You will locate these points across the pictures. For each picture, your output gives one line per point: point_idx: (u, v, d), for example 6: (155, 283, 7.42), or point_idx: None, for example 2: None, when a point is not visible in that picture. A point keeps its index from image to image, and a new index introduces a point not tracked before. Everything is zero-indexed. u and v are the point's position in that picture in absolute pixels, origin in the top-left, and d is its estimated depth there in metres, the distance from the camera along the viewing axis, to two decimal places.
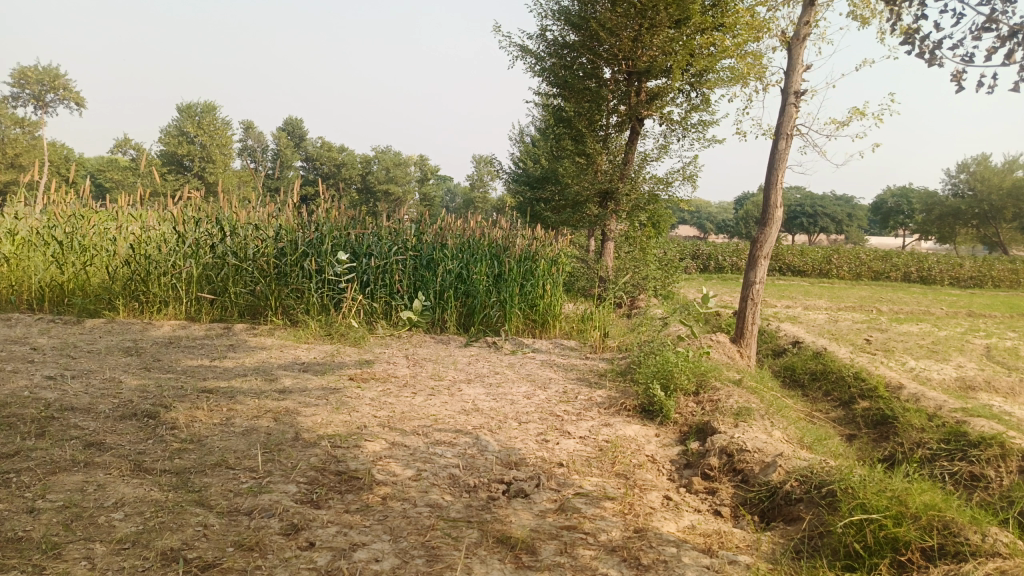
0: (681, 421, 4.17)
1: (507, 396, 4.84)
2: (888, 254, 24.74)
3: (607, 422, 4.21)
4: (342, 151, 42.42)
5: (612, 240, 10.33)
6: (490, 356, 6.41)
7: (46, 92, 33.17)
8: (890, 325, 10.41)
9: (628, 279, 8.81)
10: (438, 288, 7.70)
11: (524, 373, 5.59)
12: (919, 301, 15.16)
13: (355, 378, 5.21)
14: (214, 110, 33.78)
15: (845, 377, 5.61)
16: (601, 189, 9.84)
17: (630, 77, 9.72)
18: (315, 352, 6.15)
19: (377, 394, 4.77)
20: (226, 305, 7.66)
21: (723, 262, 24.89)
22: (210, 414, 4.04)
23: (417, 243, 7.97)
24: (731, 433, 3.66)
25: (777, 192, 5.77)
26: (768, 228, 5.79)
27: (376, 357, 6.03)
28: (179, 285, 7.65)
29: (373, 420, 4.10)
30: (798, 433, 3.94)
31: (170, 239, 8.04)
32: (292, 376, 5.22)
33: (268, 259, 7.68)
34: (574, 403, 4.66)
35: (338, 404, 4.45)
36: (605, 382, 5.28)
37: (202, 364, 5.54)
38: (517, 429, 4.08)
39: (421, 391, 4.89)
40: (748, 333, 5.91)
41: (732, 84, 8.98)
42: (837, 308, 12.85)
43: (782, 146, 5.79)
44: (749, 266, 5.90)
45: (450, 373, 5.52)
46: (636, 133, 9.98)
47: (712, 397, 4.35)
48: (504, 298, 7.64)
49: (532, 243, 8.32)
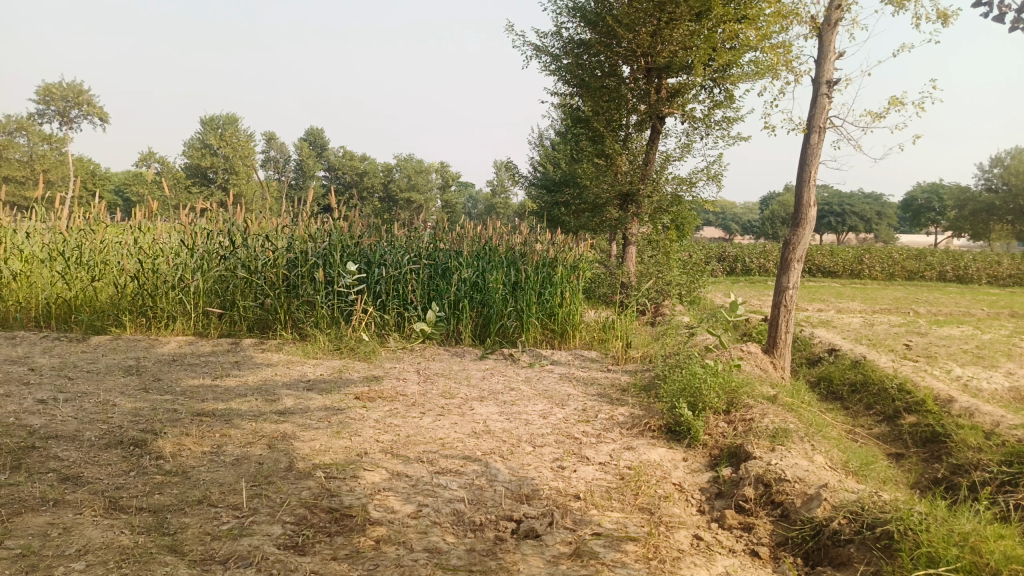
0: (711, 444, 3.80)
1: (521, 415, 4.50)
2: (922, 253, 23.98)
3: (630, 445, 3.86)
4: (363, 160, 42.45)
5: (634, 245, 9.96)
6: (506, 370, 6.08)
7: (71, 108, 33.65)
8: (929, 328, 9.90)
9: (651, 286, 8.43)
10: (453, 298, 7.39)
11: (541, 389, 5.25)
12: (956, 301, 14.55)
13: (361, 397, 4.91)
14: (236, 122, 33.95)
15: (888, 390, 5.19)
16: (622, 191, 9.47)
17: (650, 73, 9.34)
18: (322, 368, 5.86)
19: (382, 416, 4.45)
20: (235, 319, 7.42)
21: (751, 264, 24.33)
22: (199, 442, 3.75)
23: (431, 251, 7.68)
24: (767, 459, 3.30)
25: (811, 191, 5.38)
26: (801, 229, 5.40)
27: (386, 373, 5.73)
28: (186, 299, 7.43)
29: (375, 446, 3.78)
30: (842, 457, 3.55)
31: (179, 252, 7.84)
32: (295, 396, 4.93)
33: (277, 272, 7.42)
34: (594, 423, 4.31)
35: (339, 428, 4.15)
36: (628, 398, 4.93)
37: (203, 383, 5.28)
38: (531, 454, 3.74)
39: (429, 411, 4.57)
40: (781, 342, 5.51)
41: (756, 78, 8.59)
42: (871, 310, 12.32)
43: (815, 141, 5.39)
44: (781, 270, 5.51)
45: (462, 390, 5.19)
46: (657, 132, 9.60)
47: (744, 416, 3.97)
48: (521, 308, 7.31)
49: (550, 249, 7.99)
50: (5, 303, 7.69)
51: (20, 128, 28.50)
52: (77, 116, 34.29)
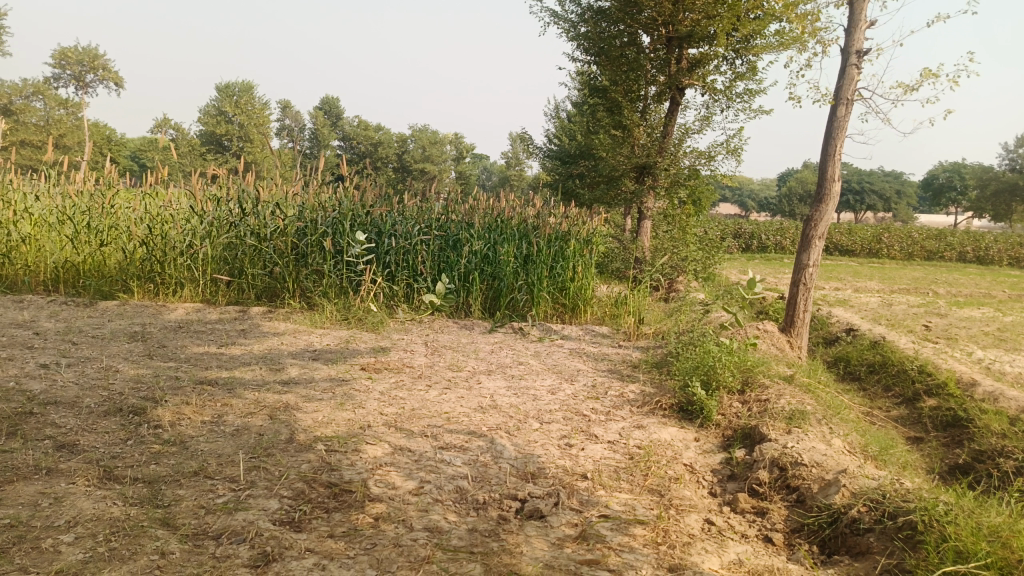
0: (724, 424, 3.68)
1: (529, 390, 4.40)
2: (942, 233, 23.59)
3: (640, 424, 3.74)
4: (377, 129, 42.17)
5: (649, 220, 9.77)
6: (515, 343, 5.97)
7: (86, 73, 33.55)
8: (949, 309, 9.70)
9: (666, 261, 8.27)
10: (463, 270, 7.27)
11: (550, 364, 5.15)
12: (976, 283, 14.29)
13: (367, 368, 4.82)
14: (251, 90, 33.77)
15: (908, 372, 5.03)
16: (638, 164, 9.26)
17: (669, 43, 9.07)
18: (329, 338, 5.78)
19: (387, 388, 4.36)
20: (242, 287, 7.35)
21: (767, 241, 24.04)
22: (199, 412, 3.68)
23: (442, 222, 7.55)
24: (783, 442, 3.18)
25: (836, 165, 5.19)
26: (825, 205, 5.21)
27: (393, 344, 5.64)
28: (194, 266, 7.35)
29: (378, 419, 3.69)
30: (861, 441, 3.42)
31: (188, 218, 7.75)
32: (300, 366, 4.85)
33: (286, 240, 7.32)
34: (604, 400, 4.20)
35: (343, 399, 4.06)
36: (639, 375, 4.81)
37: (208, 351, 5.21)
38: (538, 430, 3.63)
39: (435, 384, 4.47)
40: (799, 321, 5.36)
41: (781, 49, 8.32)
42: (889, 290, 12.10)
43: (842, 112, 5.18)
44: (801, 247, 5.34)
45: (470, 363, 5.09)
46: (676, 104, 9.36)
47: (759, 396, 3.84)
48: (532, 281, 7.19)
49: (564, 222, 7.83)
50: (14, 267, 7.64)
51: (36, 92, 28.46)
52: (92, 81, 34.19)
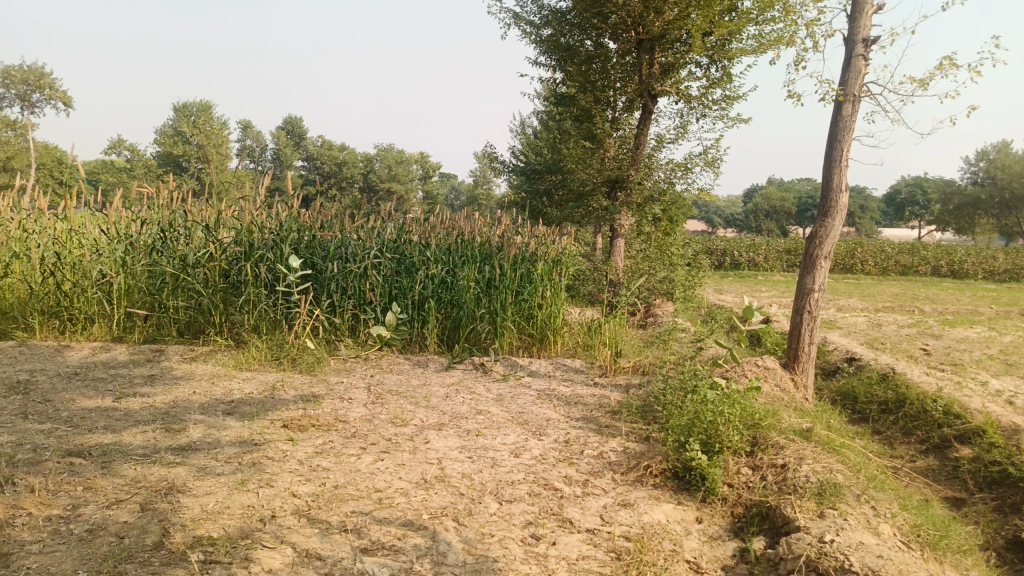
0: (733, 500, 2.89)
1: (487, 451, 3.56)
2: (915, 246, 23.34)
3: (626, 501, 2.93)
4: (341, 149, 41.18)
5: (623, 237, 9.03)
6: (475, 385, 5.12)
7: (31, 92, 32.10)
8: (943, 329, 9.09)
9: (643, 283, 7.52)
10: (417, 297, 6.40)
11: (514, 412, 4.32)
12: (958, 298, 13.81)
13: (289, 425, 3.94)
14: (208, 110, 32.70)
15: (931, 413, 4.31)
16: (609, 177, 8.54)
17: (640, 46, 8.41)
18: (253, 384, 4.89)
19: (309, 454, 3.49)
20: (162, 322, 6.39)
21: (739, 258, 23.62)
22: (47, 504, 2.78)
23: (394, 244, 6.71)
24: (818, 534, 2.40)
25: (842, 173, 4.52)
26: (831, 219, 4.53)
27: (329, 391, 4.75)
28: (106, 299, 6.40)
29: (287, 505, 2.83)
30: (913, 523, 2.65)
31: (104, 244, 6.81)
32: (207, 425, 3.95)
33: (215, 268, 6.41)
34: (579, 464, 3.38)
35: (247, 475, 3.18)
36: (620, 425, 4.00)
37: (98, 407, 4.28)
38: (496, 514, 2.81)
39: (371, 447, 3.61)
40: (804, 355, 4.64)
41: (759, 53, 7.69)
42: (874, 309, 11.49)
43: (848, 112, 4.51)
44: (804, 268, 4.64)
45: (418, 414, 4.23)
46: (648, 112, 8.68)
47: (774, 459, 3.05)
48: (495, 309, 6.35)
49: (531, 241, 7.06)
50: None
51: None
52: (38, 102, 32.69)
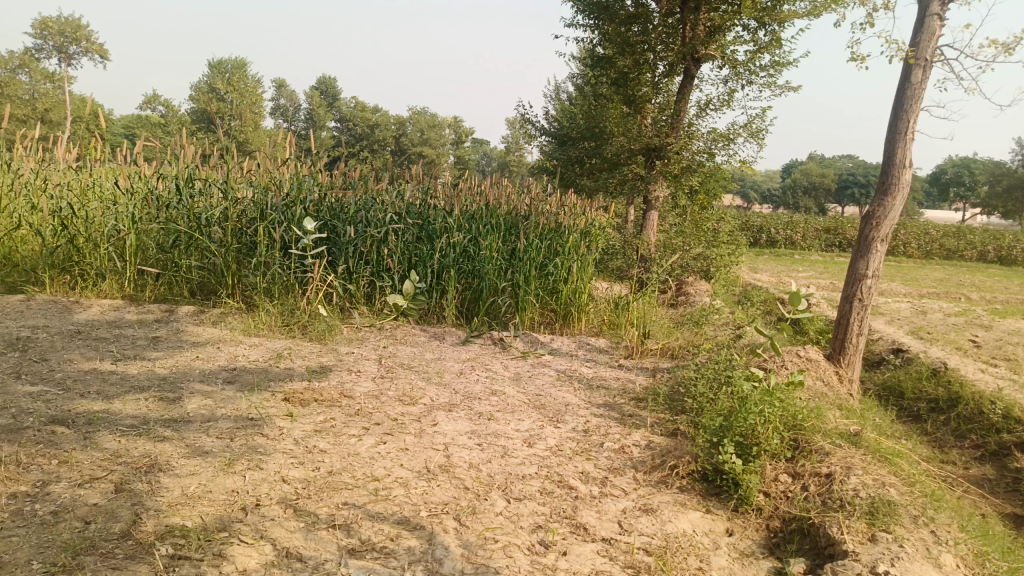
0: (769, 512, 2.57)
1: (499, 439, 3.27)
2: (961, 230, 22.45)
3: (648, 506, 2.62)
4: (375, 111, 40.83)
5: (656, 210, 8.63)
6: (492, 361, 4.84)
7: (68, 44, 32.17)
8: (992, 320, 8.60)
9: (676, 260, 7.12)
10: (436, 266, 6.09)
11: (532, 395, 4.03)
12: (1007, 287, 13.13)
13: (290, 399, 3.69)
14: (242, 67, 32.53)
15: (989, 416, 3.94)
16: (646, 145, 8.13)
17: (684, 5, 7.90)
18: (259, 351, 4.66)
19: (307, 433, 3.24)
20: (174, 281, 6.18)
21: (776, 235, 22.97)
22: (15, 479, 2.56)
23: (417, 209, 6.41)
24: (871, 563, 2.08)
25: (907, 147, 4.20)
26: (891, 198, 4.22)
27: (338, 362, 4.50)
28: (118, 256, 6.21)
29: (274, 493, 2.58)
30: (979, 551, 2.32)
31: (118, 198, 6.60)
32: (204, 396, 3.72)
33: (230, 227, 6.18)
34: (598, 458, 3.08)
35: (237, 455, 2.94)
36: (644, 416, 3.69)
37: (95, 370, 4.08)
38: (503, 513, 2.53)
39: (374, 428, 3.35)
40: (851, 347, 4.38)
41: (813, 17, 7.17)
42: (918, 295, 10.96)
43: (919, 77, 4.18)
44: (858, 251, 4.36)
45: (428, 392, 3.96)
46: (690, 77, 8.23)
47: (818, 467, 2.72)
48: (518, 282, 6.02)
49: (560, 211, 6.71)
50: None
51: (19, 64, 27.21)
52: (76, 53, 32.77)
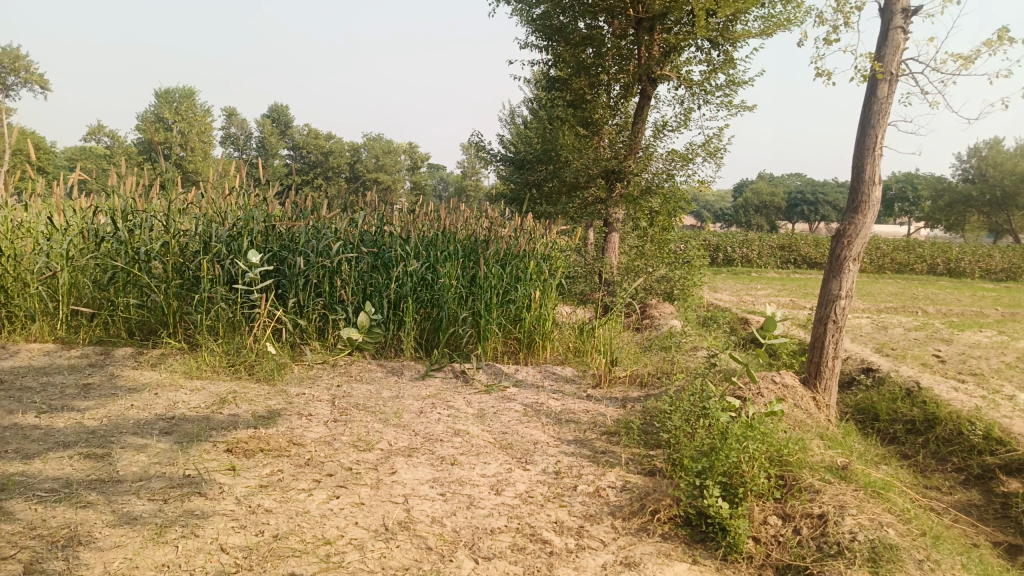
0: (760, 561, 2.37)
1: (464, 487, 3.01)
2: (911, 244, 22.96)
3: (630, 559, 2.39)
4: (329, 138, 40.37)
5: (617, 232, 8.51)
6: (454, 397, 4.57)
7: (5, 74, 31.09)
8: (951, 333, 8.65)
9: (640, 283, 6.97)
10: (393, 297, 5.82)
11: (497, 433, 3.78)
12: (959, 299, 13.34)
13: (234, 450, 3.38)
14: (190, 97, 31.86)
15: (969, 437, 3.83)
16: (605, 168, 8.01)
17: (639, 25, 7.85)
18: (201, 396, 4.32)
19: (251, 490, 2.93)
20: (110, 321, 5.78)
21: (732, 254, 23.20)
22: None
23: (374, 237, 6.14)
24: None
25: (876, 163, 4.16)
26: (861, 216, 4.16)
27: (287, 405, 4.18)
28: (48, 295, 5.79)
29: (211, 565, 2.28)
30: None
31: (49, 233, 6.17)
32: (137, 450, 3.38)
33: (172, 261, 5.81)
34: (572, 504, 2.85)
35: (169, 520, 2.62)
36: (617, 452, 3.47)
37: (15, 424, 3.69)
38: None
39: (327, 480, 3.06)
40: (828, 371, 4.28)
41: (767, 35, 7.17)
42: (876, 309, 11.03)
43: (885, 91, 4.16)
44: (829, 272, 4.27)
45: (386, 435, 3.68)
46: (647, 98, 8.17)
47: (809, 507, 2.53)
48: (479, 311, 5.78)
49: (521, 235, 6.51)
50: None
51: None
52: (14, 84, 31.70)
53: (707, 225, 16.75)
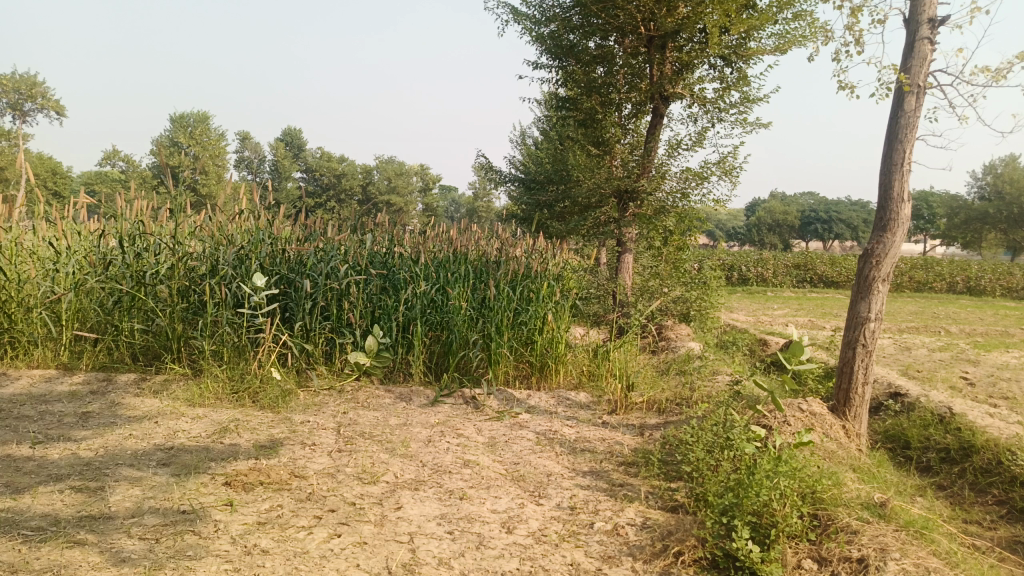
0: None
1: (473, 524, 2.83)
2: (929, 262, 22.61)
3: None
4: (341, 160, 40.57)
5: (631, 252, 8.34)
6: (464, 425, 4.40)
7: (23, 100, 31.51)
8: (978, 354, 8.38)
9: (655, 305, 6.79)
10: (402, 320, 5.67)
11: (509, 464, 3.60)
12: (984, 319, 13.01)
13: (232, 483, 3.22)
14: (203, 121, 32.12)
15: (1010, 468, 3.60)
16: (618, 187, 7.86)
17: (651, 43, 7.72)
18: (202, 424, 4.17)
19: (248, 528, 2.76)
20: (113, 347, 5.66)
21: (747, 273, 22.92)
22: None
23: (383, 258, 6.01)
24: None
25: (904, 179, 4.00)
26: (890, 234, 3.99)
27: (291, 434, 4.02)
28: (51, 320, 5.67)
29: None
30: None
31: (54, 256, 6.07)
32: (132, 484, 3.22)
33: (177, 285, 5.70)
34: (589, 543, 2.66)
35: (159, 561, 2.46)
36: (636, 486, 3.27)
37: (8, 456, 3.55)
38: None
39: (328, 516, 2.89)
40: (857, 398, 4.08)
41: (782, 51, 7.04)
42: (899, 330, 10.76)
43: (913, 104, 4.01)
44: (858, 293, 4.11)
45: (392, 467, 3.51)
46: (659, 116, 8.04)
47: (847, 550, 2.34)
48: (490, 334, 5.61)
49: (533, 256, 6.36)
50: None
51: None
52: (31, 110, 32.11)
53: (719, 244, 16.18)
